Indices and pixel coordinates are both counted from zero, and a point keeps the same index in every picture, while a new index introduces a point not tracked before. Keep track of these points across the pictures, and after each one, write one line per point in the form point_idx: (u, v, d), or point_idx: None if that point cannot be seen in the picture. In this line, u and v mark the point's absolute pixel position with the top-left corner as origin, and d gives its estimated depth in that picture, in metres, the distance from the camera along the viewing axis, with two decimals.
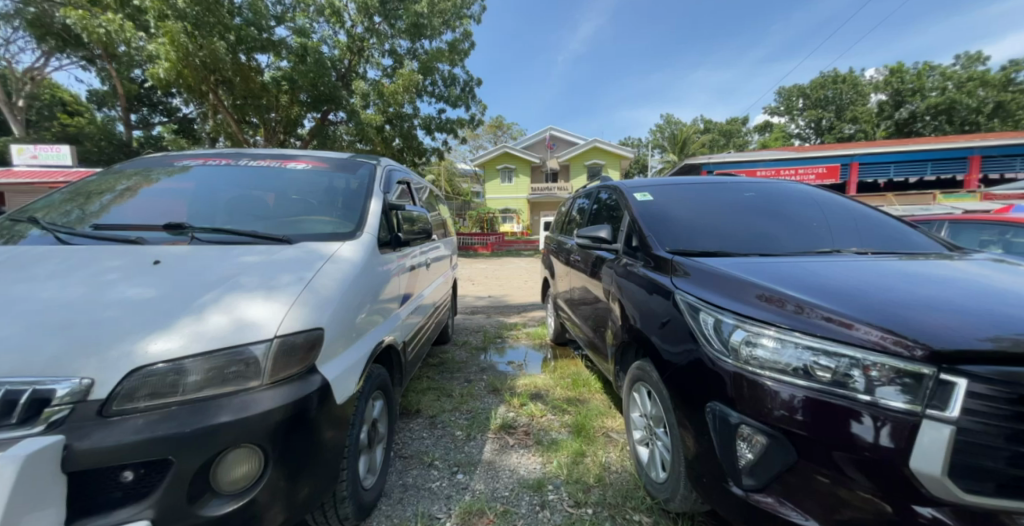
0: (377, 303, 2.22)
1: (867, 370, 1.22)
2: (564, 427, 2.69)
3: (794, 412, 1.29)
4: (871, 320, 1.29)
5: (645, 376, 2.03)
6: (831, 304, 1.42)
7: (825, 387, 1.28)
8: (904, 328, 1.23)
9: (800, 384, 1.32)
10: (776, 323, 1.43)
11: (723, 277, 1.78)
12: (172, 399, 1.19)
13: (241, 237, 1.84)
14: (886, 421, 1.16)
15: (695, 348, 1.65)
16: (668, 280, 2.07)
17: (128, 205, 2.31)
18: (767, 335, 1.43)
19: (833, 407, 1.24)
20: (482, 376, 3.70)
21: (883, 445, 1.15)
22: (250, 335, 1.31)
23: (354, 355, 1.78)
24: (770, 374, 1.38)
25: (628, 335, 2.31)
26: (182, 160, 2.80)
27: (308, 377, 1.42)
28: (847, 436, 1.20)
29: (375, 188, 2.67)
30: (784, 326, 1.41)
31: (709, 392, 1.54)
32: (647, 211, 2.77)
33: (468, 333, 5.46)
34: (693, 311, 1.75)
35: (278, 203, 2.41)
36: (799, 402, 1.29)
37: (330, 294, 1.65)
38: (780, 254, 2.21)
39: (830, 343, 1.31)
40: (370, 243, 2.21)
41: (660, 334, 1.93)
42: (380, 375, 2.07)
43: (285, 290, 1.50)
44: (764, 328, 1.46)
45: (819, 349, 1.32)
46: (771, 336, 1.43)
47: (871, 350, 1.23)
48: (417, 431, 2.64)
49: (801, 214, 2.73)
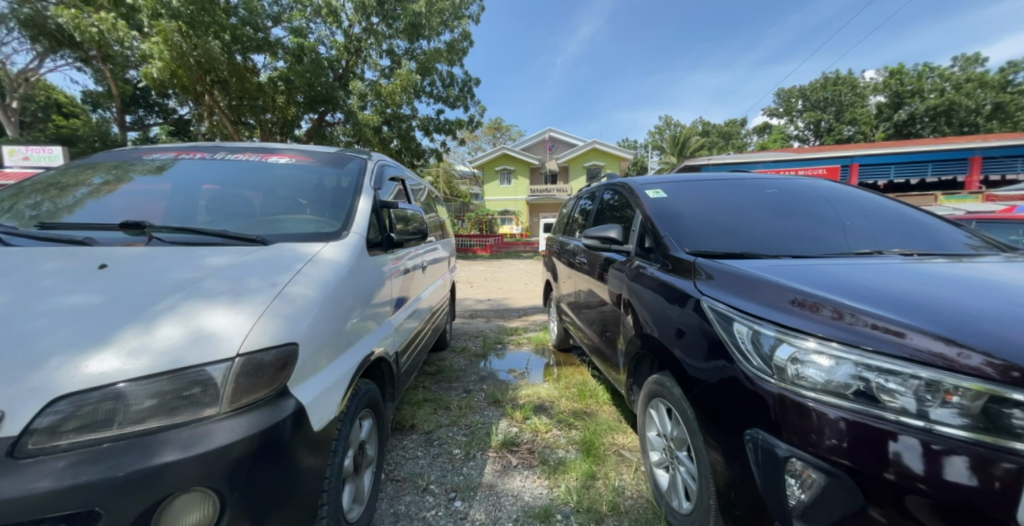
0: (368, 310, 2.00)
1: (923, 388, 1.04)
2: (571, 444, 2.46)
3: (837, 438, 1.12)
4: (929, 328, 1.11)
5: (664, 392, 1.82)
6: (885, 312, 1.22)
7: (873, 408, 1.09)
8: (971, 338, 1.06)
9: (845, 406, 1.13)
10: (815, 333, 1.26)
11: (752, 281, 1.59)
12: (106, 433, 0.97)
13: (210, 238, 1.62)
14: (947, 449, 0.98)
15: (728, 365, 1.44)
16: (690, 285, 1.86)
17: (101, 201, 2.12)
18: (804, 346, 1.26)
19: (886, 435, 1.05)
20: (481, 386, 3.47)
21: (949, 481, 0.95)
22: (207, 352, 1.08)
23: (338, 371, 1.56)
24: (810, 393, 1.20)
25: (643, 345, 2.09)
26: (155, 154, 2.60)
27: (279, 401, 1.20)
28: (902, 469, 1.02)
29: (366, 186, 2.45)
30: (823, 336, 1.24)
31: (741, 413, 1.35)
32: (661, 209, 2.56)
33: (467, 338, 5.23)
34: (719, 317, 1.56)
35: (260, 201, 2.20)
36: (843, 426, 1.11)
37: (308, 301, 1.42)
38: (814, 255, 2.01)
39: (880, 357, 1.12)
40: (357, 243, 1.99)
41: (680, 345, 1.74)
42: (368, 392, 1.85)
43: (252, 296, 1.27)
44: (802, 338, 1.28)
45: (869, 364, 1.13)
46: (810, 347, 1.25)
47: (927, 364, 1.05)
48: (411, 449, 2.42)
49: (829, 213, 2.52)
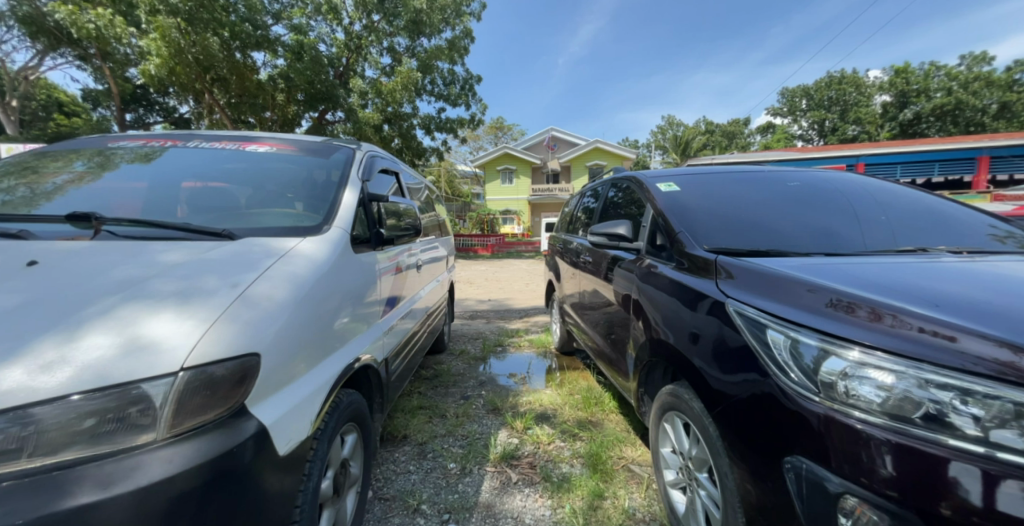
0: (352, 312, 1.81)
1: (984, 406, 0.88)
2: (576, 458, 2.28)
3: (891, 465, 0.93)
4: (998, 335, 0.94)
5: (680, 405, 1.63)
6: (946, 316, 1.04)
7: (928, 430, 0.92)
8: None
9: (894, 427, 0.96)
10: (861, 341, 1.08)
11: (779, 279, 1.41)
12: (11, 469, 0.78)
13: (169, 231, 1.44)
14: (1005, 474, 0.81)
15: (759, 379, 1.24)
16: (709, 285, 1.66)
17: (86, 187, 1.97)
18: (850, 357, 1.07)
19: (961, 467, 0.85)
20: (480, 392, 3.29)
21: None
22: (142, 366, 0.89)
23: (313, 384, 1.37)
24: (855, 411, 1.02)
25: (655, 351, 1.90)
26: (122, 141, 2.42)
27: (235, 422, 1.01)
28: (960, 501, 0.84)
29: (356, 179, 2.26)
30: (870, 345, 1.06)
31: (779, 437, 1.15)
32: (674, 203, 2.37)
33: (466, 340, 5.06)
34: (747, 323, 1.37)
35: (245, 194, 2.02)
36: (891, 451, 0.94)
37: (274, 304, 1.22)
38: (853, 254, 1.82)
39: (937, 368, 0.95)
40: (340, 239, 1.79)
41: (700, 353, 1.54)
42: (351, 403, 1.66)
43: (207, 297, 1.08)
44: (847, 347, 1.09)
45: (936, 381, 0.94)
46: (856, 359, 1.06)
47: (984, 375, 0.89)
48: (402, 463, 2.24)
49: (858, 208, 2.31)
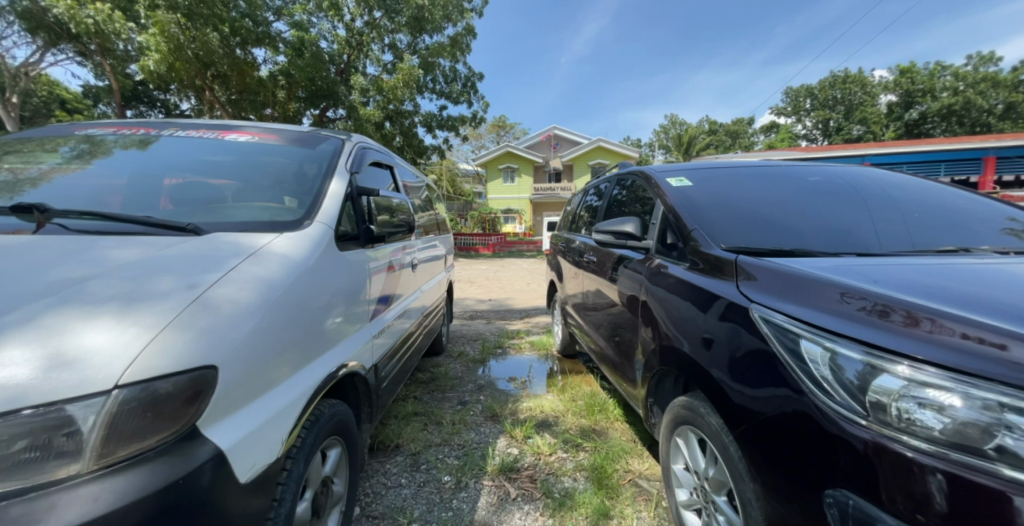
0: (334, 316, 1.65)
1: None
2: (579, 471, 2.13)
3: (945, 499, 0.78)
4: None
5: (696, 420, 1.47)
6: (1005, 324, 0.88)
7: (992, 462, 0.77)
8: None
9: (951, 457, 0.80)
10: (910, 354, 0.91)
11: (808, 281, 1.25)
12: None
13: (128, 226, 1.30)
14: None
15: (791, 395, 1.07)
16: (727, 287, 1.51)
17: (74, 175, 1.85)
18: (900, 374, 0.91)
19: None
20: (478, 397, 3.14)
21: None
22: (66, 385, 0.76)
23: (282, 399, 1.21)
24: (905, 436, 0.86)
25: (665, 360, 1.75)
26: (90, 130, 2.27)
27: (185, 445, 0.86)
28: None
29: (343, 171, 2.11)
30: (919, 359, 0.90)
31: (818, 466, 0.99)
32: (687, 198, 2.21)
33: (465, 342, 4.91)
34: (774, 331, 1.20)
35: (232, 187, 1.89)
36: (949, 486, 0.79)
37: (235, 309, 1.08)
38: (886, 254, 1.65)
39: (1007, 389, 0.78)
40: (322, 235, 1.65)
41: (718, 362, 1.38)
42: (334, 414, 1.51)
43: (155, 302, 0.95)
44: (894, 361, 0.93)
45: (1009, 403, 0.77)
46: (905, 375, 0.90)
47: None
48: (394, 475, 2.10)
49: (887, 206, 2.14)
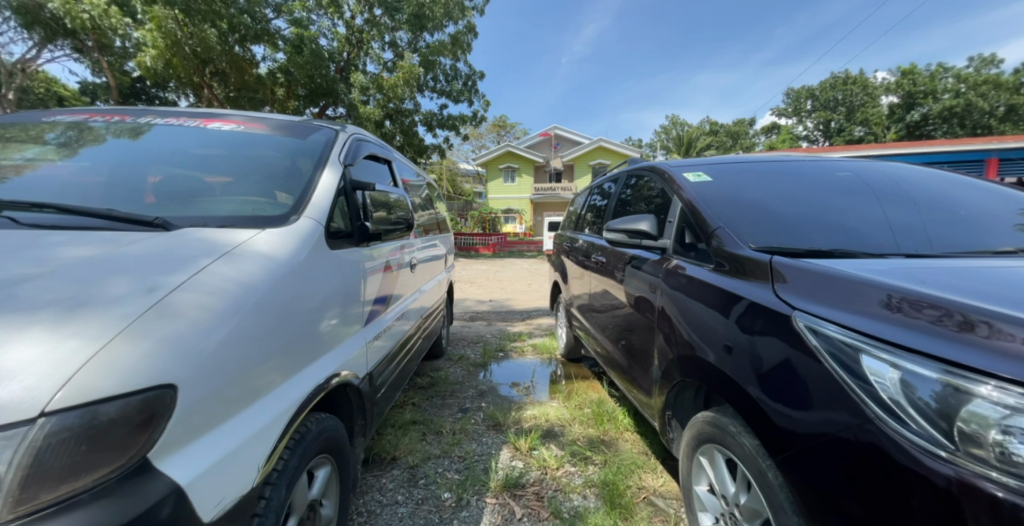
0: (325, 321, 1.50)
1: None
2: (589, 488, 1.98)
3: None
4: None
5: (725, 440, 1.32)
6: None
7: None
8: None
9: None
10: (996, 373, 0.76)
11: (857, 285, 1.10)
12: None
13: (86, 220, 1.16)
14: None
15: (849, 418, 0.92)
16: (759, 291, 1.35)
17: (60, 165, 1.71)
18: (987, 397, 0.75)
19: None
20: (480, 404, 2.99)
21: None
22: None
23: (256, 419, 1.05)
24: (996, 474, 0.71)
25: (686, 371, 1.59)
26: (60, 116, 2.11)
27: (130, 481, 0.72)
28: None
29: (335, 162, 1.95)
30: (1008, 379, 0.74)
31: (885, 506, 0.84)
32: (708, 194, 2.05)
33: (466, 344, 4.76)
34: (824, 344, 1.04)
35: (217, 179, 1.74)
36: None
37: (201, 315, 0.93)
38: (939, 256, 1.50)
39: None
40: (311, 232, 1.49)
41: (751, 377, 1.24)
42: (323, 430, 1.36)
43: (102, 309, 0.81)
44: (977, 381, 0.77)
45: None
46: (991, 399, 0.75)
47: None
48: (389, 491, 1.95)
49: (925, 203, 1.97)
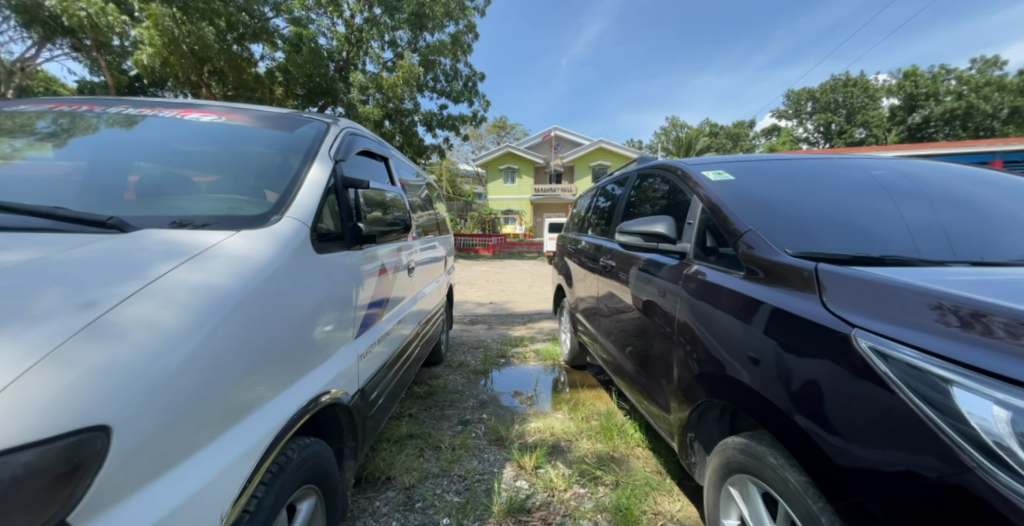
0: (314, 334, 1.34)
1: None
2: (600, 513, 1.82)
3: None
4: None
5: (761, 472, 1.18)
6: None
7: None
8: None
9: None
10: None
11: (929, 299, 0.94)
12: None
13: (29, 221, 1.01)
14: None
15: (938, 463, 0.77)
16: (800, 302, 1.19)
17: (40, 158, 1.56)
18: None
19: None
20: (481, 415, 2.83)
21: None
22: None
23: (224, 454, 0.89)
24: None
25: (713, 389, 1.44)
26: (24, 106, 1.94)
27: None
28: None
29: (323, 155, 1.80)
30: None
31: None
32: (733, 192, 1.89)
33: (465, 350, 4.60)
34: (896, 371, 0.88)
35: (198, 173, 1.59)
36: None
37: (155, 334, 0.78)
38: (1007, 267, 1.33)
39: None
40: (295, 234, 1.34)
41: (799, 404, 1.08)
42: (308, 458, 1.21)
43: (23, 330, 0.66)
44: None
45: None
46: None
47: None
48: (383, 515, 1.79)
49: (970, 204, 1.80)
